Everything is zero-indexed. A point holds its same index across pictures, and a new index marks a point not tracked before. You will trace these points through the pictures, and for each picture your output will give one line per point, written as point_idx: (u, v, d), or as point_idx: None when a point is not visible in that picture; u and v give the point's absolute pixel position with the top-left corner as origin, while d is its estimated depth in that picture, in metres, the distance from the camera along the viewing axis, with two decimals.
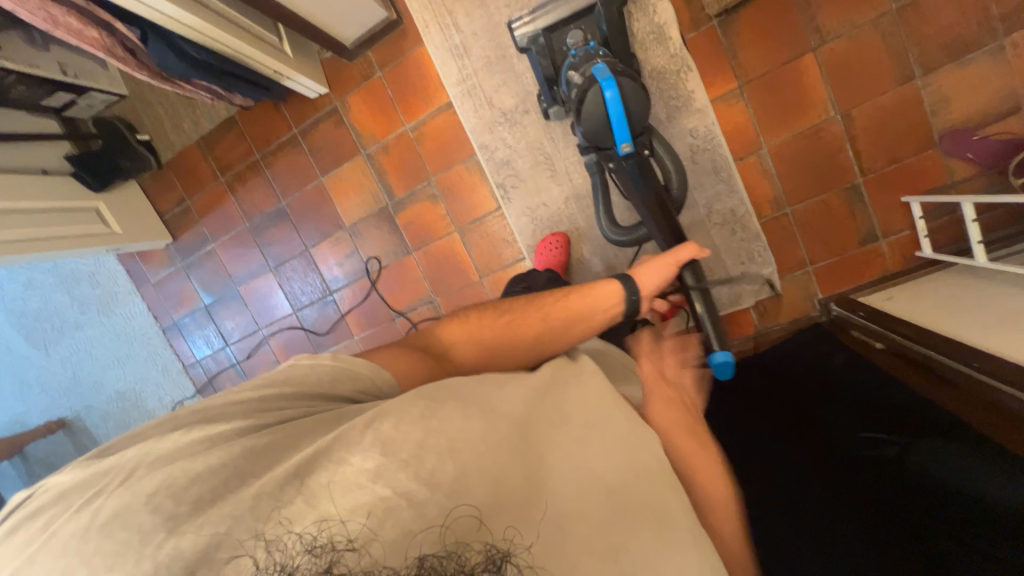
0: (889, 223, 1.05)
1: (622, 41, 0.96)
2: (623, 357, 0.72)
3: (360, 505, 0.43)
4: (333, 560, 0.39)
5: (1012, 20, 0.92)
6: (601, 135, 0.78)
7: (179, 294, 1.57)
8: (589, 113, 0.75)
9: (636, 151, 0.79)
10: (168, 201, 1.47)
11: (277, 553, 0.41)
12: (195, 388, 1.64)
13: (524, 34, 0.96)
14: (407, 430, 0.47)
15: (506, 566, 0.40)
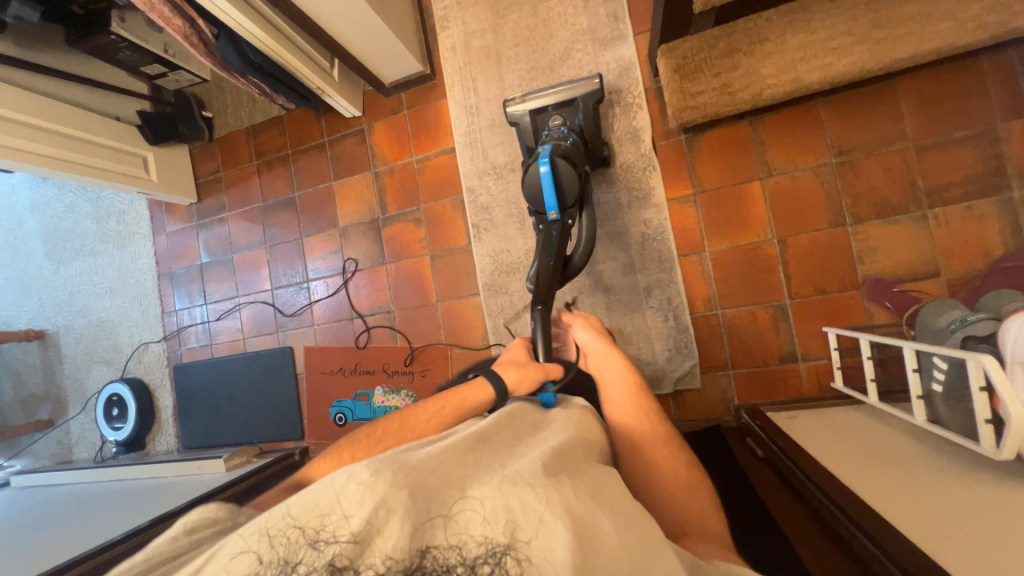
0: (808, 347, 1.11)
1: (593, 134, 1.13)
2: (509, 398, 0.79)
3: (291, 541, 0.44)
4: (334, 556, 0.42)
5: (936, 195, 1.04)
6: (536, 198, 0.97)
7: (184, 248, 1.75)
8: (528, 179, 0.97)
9: (561, 220, 0.95)
10: (206, 169, 1.71)
11: (278, 548, 0.44)
12: (163, 334, 1.76)
13: (515, 110, 1.13)
14: (296, 503, 0.47)
15: (507, 559, 0.44)
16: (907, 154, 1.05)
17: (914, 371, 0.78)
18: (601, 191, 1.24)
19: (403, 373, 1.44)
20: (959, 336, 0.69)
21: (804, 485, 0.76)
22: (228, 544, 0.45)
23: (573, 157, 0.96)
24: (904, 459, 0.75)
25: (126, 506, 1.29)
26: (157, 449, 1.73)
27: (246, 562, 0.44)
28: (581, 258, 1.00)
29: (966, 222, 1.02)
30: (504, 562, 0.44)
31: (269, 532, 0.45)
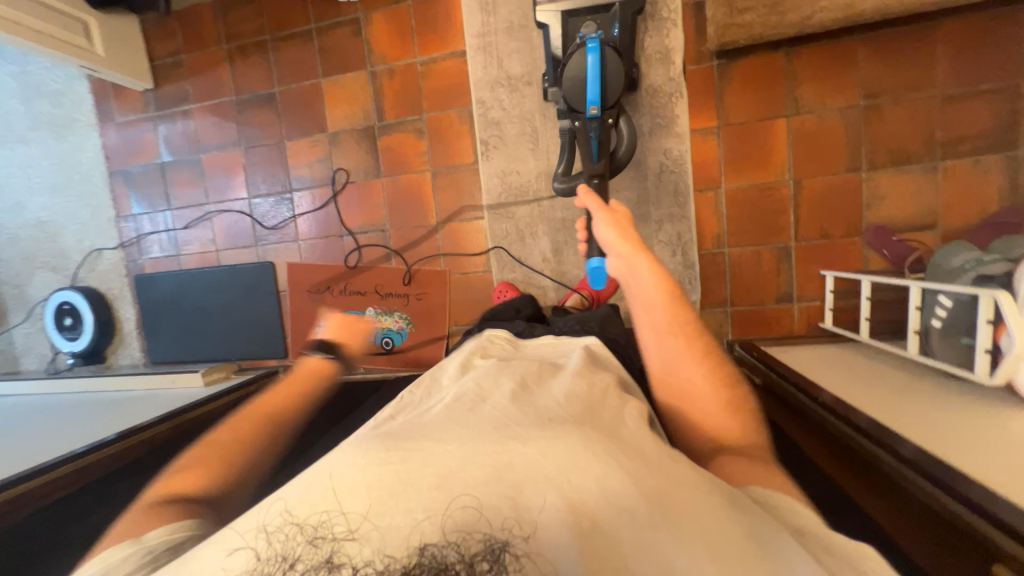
0: (804, 290, 1.16)
1: (627, 50, 1.04)
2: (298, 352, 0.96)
3: (290, 528, 0.47)
4: (333, 551, 0.45)
5: (950, 148, 1.05)
6: (577, 90, 0.95)
7: (140, 143, 1.53)
8: (572, 66, 0.95)
9: (601, 117, 0.95)
10: (163, 49, 1.46)
11: (275, 543, 0.47)
12: (119, 240, 1.58)
13: (546, 10, 1.02)
14: (298, 494, 0.49)
15: (505, 556, 0.44)
16: (933, 103, 1.05)
17: (917, 308, 0.82)
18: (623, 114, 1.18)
19: (397, 295, 1.38)
20: (973, 274, 0.73)
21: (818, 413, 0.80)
22: (228, 537, 0.49)
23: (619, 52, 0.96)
24: (896, 388, 0.82)
25: (93, 418, 1.21)
26: (120, 363, 1.62)
27: (246, 558, 0.47)
28: (625, 154, 1.00)
29: (971, 178, 1.05)
30: (502, 559, 0.44)
31: (266, 528, 0.48)
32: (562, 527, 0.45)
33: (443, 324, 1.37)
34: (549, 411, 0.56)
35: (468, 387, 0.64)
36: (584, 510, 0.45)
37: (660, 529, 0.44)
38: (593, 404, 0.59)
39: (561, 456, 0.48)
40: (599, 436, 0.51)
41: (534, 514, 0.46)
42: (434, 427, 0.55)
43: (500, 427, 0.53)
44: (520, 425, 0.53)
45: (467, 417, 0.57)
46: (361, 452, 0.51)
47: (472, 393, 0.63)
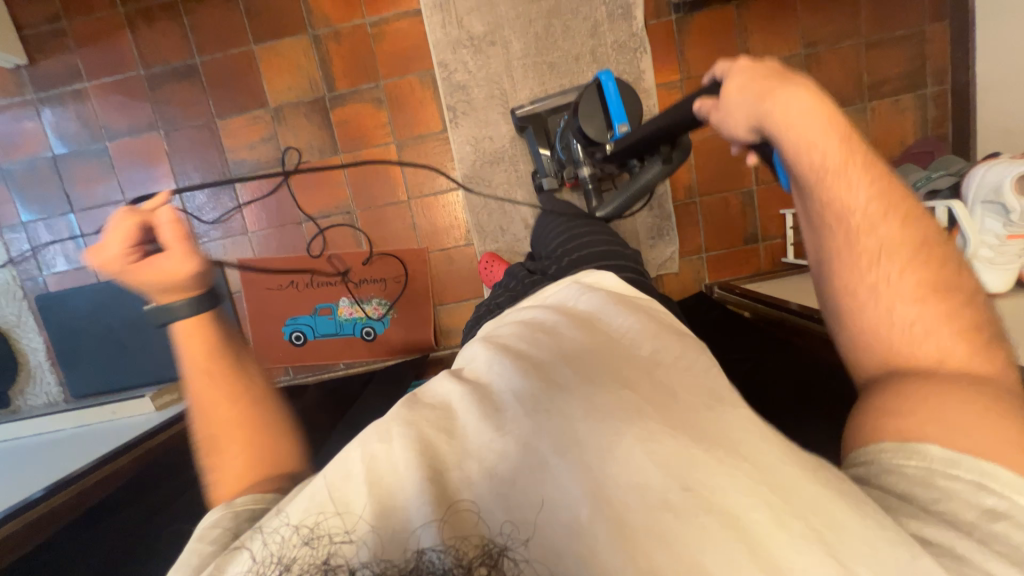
0: (767, 229, 1.26)
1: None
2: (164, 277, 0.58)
3: (278, 537, 0.38)
4: (328, 553, 0.35)
5: (874, 89, 1.19)
6: (598, 120, 0.94)
7: (19, 134, 1.25)
8: (586, 103, 0.95)
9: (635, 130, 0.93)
10: (35, 15, 1.19)
11: (272, 546, 0.37)
12: (7, 256, 1.30)
13: (525, 115, 1.14)
14: (303, 491, 0.41)
15: (502, 561, 0.33)
16: (859, 49, 1.17)
17: None
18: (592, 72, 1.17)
19: (372, 280, 1.29)
20: (926, 190, 0.85)
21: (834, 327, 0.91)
22: (235, 545, 0.40)
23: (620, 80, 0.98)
24: None
25: (19, 467, 1.01)
26: (30, 404, 1.35)
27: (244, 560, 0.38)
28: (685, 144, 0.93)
29: (893, 115, 1.20)
30: (502, 565, 0.33)
31: (268, 526, 0.39)
32: (567, 522, 0.35)
33: (427, 305, 1.31)
34: (558, 372, 0.46)
35: (480, 359, 0.52)
36: (593, 488, 0.36)
37: (687, 510, 0.34)
38: (603, 359, 0.47)
39: (559, 430, 0.39)
40: (612, 399, 0.42)
41: (531, 510, 0.36)
42: (425, 412, 0.44)
43: (500, 406, 0.43)
44: (522, 397, 0.43)
45: (474, 393, 0.46)
46: (372, 436, 0.42)
47: (484, 359, 0.51)
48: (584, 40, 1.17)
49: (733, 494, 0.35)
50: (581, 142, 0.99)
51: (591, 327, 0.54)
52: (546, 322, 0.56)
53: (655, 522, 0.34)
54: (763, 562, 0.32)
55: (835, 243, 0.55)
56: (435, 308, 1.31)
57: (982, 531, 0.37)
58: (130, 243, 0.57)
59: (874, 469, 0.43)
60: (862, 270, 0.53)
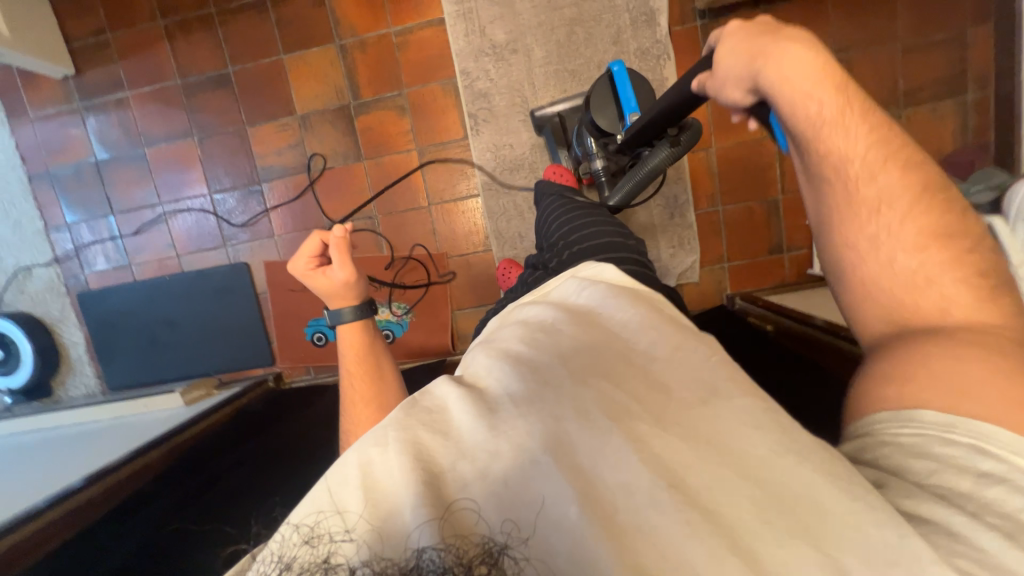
0: (793, 239, 1.22)
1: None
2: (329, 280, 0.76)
3: (275, 535, 0.37)
4: (329, 552, 0.35)
5: (911, 96, 1.14)
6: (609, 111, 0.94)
7: (66, 140, 1.32)
8: (598, 95, 0.95)
9: None
10: (82, 28, 1.26)
11: (272, 544, 0.37)
12: (53, 255, 1.38)
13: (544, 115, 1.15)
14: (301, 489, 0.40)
15: (503, 560, 0.33)
16: (895, 54, 1.13)
17: None
18: None
19: (391, 284, 1.31)
20: None
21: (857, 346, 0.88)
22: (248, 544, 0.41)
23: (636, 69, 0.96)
24: None
25: (57, 456, 1.07)
26: (70, 395, 1.43)
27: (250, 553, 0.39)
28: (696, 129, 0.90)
29: (930, 123, 1.15)
30: (502, 565, 0.33)
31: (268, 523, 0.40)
32: (560, 521, 0.34)
33: (444, 311, 1.32)
34: (556, 375, 0.43)
35: (480, 362, 0.50)
36: (586, 490, 0.35)
37: (675, 512, 0.33)
38: (603, 361, 0.45)
39: (551, 434, 0.38)
40: (605, 403, 0.40)
41: (531, 511, 0.34)
42: (420, 415, 0.42)
43: (496, 408, 0.42)
44: (518, 401, 0.41)
45: (470, 398, 0.44)
46: (371, 434, 0.41)
47: (484, 362, 0.49)
48: (607, 47, 1.16)
49: (722, 496, 0.34)
50: (594, 133, 1.00)
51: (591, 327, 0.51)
52: (546, 320, 0.53)
53: (646, 525, 0.33)
54: (750, 563, 0.31)
55: (835, 206, 0.52)
56: (453, 313, 1.33)
57: (977, 501, 0.34)
58: (312, 258, 0.77)
59: (871, 441, 0.42)
60: (864, 223, 0.50)
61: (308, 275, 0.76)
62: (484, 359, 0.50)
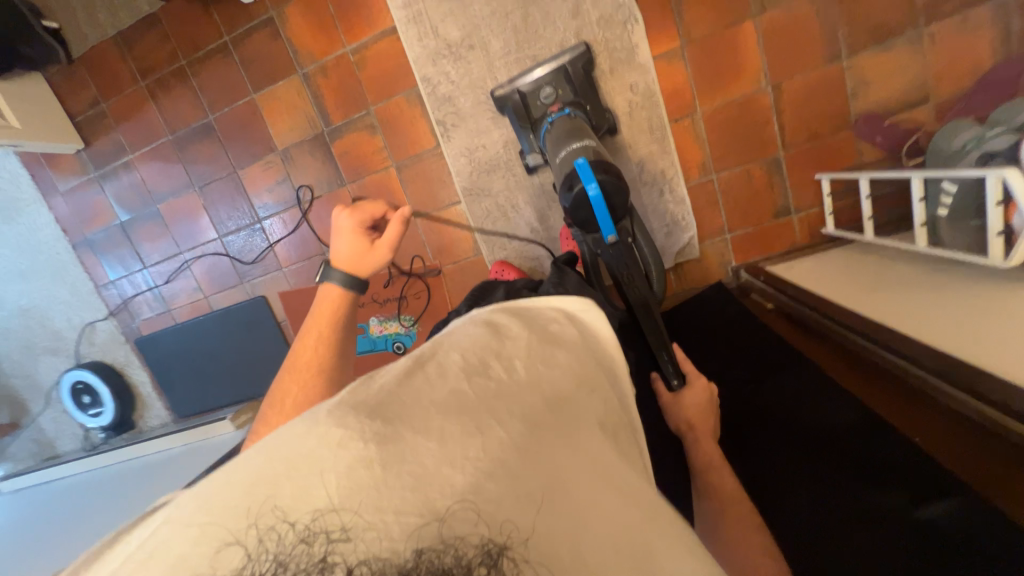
0: (801, 198, 1.11)
1: (591, 101, 1.06)
2: (356, 242, 0.78)
3: (265, 520, 0.34)
4: (324, 551, 0.33)
5: (932, 10, 0.97)
6: (582, 227, 0.79)
7: (92, 207, 1.46)
8: (567, 210, 0.77)
9: (622, 240, 0.80)
10: (80, 102, 1.36)
11: (265, 542, 0.33)
12: (107, 310, 1.56)
13: (502, 97, 1.06)
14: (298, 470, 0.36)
15: (502, 561, 0.33)
16: None
17: (920, 201, 0.79)
18: (580, 45, 1.04)
19: (395, 299, 1.36)
20: (976, 154, 0.71)
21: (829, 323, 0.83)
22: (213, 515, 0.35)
23: (612, 164, 0.76)
24: (905, 285, 0.81)
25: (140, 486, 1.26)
26: (150, 425, 1.65)
27: (234, 555, 0.33)
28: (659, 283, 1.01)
29: (962, 37, 0.97)
30: (502, 567, 0.33)
31: (253, 523, 0.34)
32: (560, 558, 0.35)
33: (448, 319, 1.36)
34: (540, 411, 0.44)
35: (451, 360, 0.47)
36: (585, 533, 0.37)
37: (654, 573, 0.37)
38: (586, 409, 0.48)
39: (554, 479, 0.40)
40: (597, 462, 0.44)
41: (535, 515, 0.37)
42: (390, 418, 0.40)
43: (483, 425, 0.40)
44: (509, 427, 0.41)
45: (449, 408, 0.41)
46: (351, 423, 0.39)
47: (459, 365, 0.46)
48: (567, 23, 1.08)
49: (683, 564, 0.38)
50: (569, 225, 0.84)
51: (572, 365, 0.52)
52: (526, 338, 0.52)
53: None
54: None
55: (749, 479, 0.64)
56: None
57: None
58: (365, 220, 0.80)
59: None
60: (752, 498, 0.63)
61: (353, 237, 0.78)
62: (456, 360, 0.47)
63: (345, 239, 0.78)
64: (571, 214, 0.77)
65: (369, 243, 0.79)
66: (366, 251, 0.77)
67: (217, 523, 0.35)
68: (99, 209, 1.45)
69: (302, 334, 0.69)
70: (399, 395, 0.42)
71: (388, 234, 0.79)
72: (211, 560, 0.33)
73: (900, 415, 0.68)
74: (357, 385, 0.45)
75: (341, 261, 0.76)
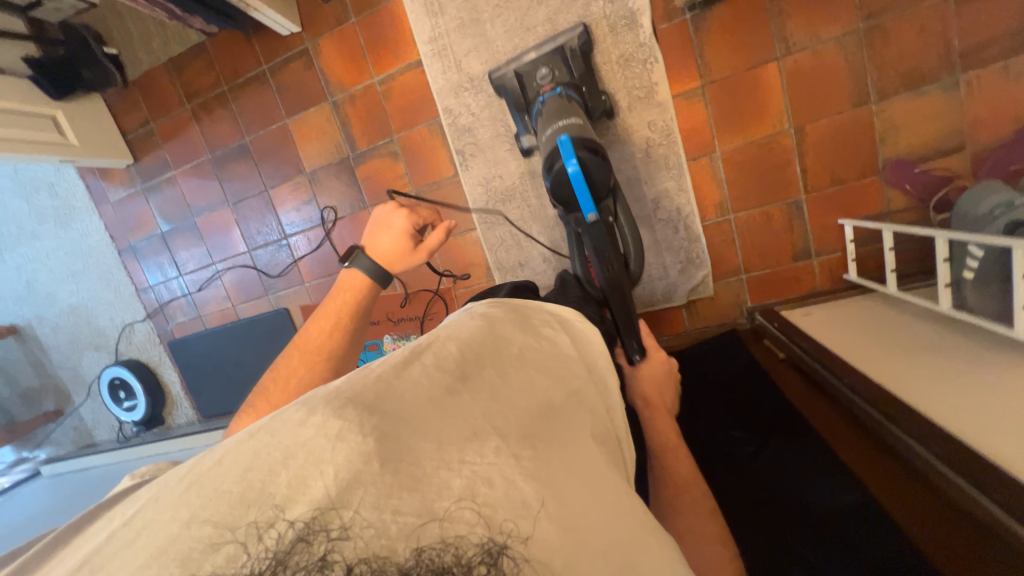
0: (823, 243, 1.08)
1: (588, 84, 1.04)
2: (398, 240, 0.75)
3: (262, 517, 0.34)
4: (326, 548, 0.32)
5: (971, 56, 0.92)
6: (565, 201, 0.84)
7: (138, 217, 1.57)
8: (552, 182, 0.82)
9: (603, 219, 0.85)
10: (132, 121, 1.47)
11: (265, 540, 0.32)
12: (146, 312, 1.67)
13: (500, 78, 1.07)
14: (299, 458, 0.36)
15: (502, 559, 0.33)
16: (946, 8, 0.91)
17: (945, 261, 0.75)
18: (580, 25, 1.04)
19: (409, 318, 1.40)
20: (1003, 220, 0.67)
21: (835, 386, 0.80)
22: (204, 515, 0.34)
23: (596, 144, 0.81)
24: (923, 347, 0.78)
25: None
26: (177, 421, 1.75)
27: (230, 556, 0.32)
28: (637, 262, 0.93)
29: (1005, 85, 0.92)
30: (502, 564, 0.33)
31: (252, 520, 0.33)
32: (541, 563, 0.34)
33: None
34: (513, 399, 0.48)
35: (449, 354, 0.51)
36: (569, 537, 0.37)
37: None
38: (577, 420, 0.50)
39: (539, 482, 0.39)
40: (588, 468, 0.44)
41: (530, 516, 0.37)
42: (388, 407, 0.42)
43: (477, 428, 0.42)
44: (501, 428, 0.43)
45: (443, 404, 0.44)
46: (349, 412, 0.40)
47: (455, 361, 0.50)
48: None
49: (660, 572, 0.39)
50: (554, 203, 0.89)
51: (559, 373, 0.56)
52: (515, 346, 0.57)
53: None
54: None
55: None
56: None
57: None
58: (410, 218, 0.77)
59: None
60: None
61: (401, 235, 0.76)
62: (450, 354, 0.51)
63: (386, 235, 0.75)
64: (555, 189, 0.83)
65: (414, 245, 0.77)
66: (405, 252, 0.76)
67: (209, 520, 0.33)
68: (142, 220, 1.56)
69: (316, 314, 0.67)
70: (418, 388, 0.45)
71: (431, 239, 0.78)
72: (207, 553, 0.32)
73: (892, 501, 0.64)
74: (357, 372, 0.48)
75: (379, 256, 0.73)
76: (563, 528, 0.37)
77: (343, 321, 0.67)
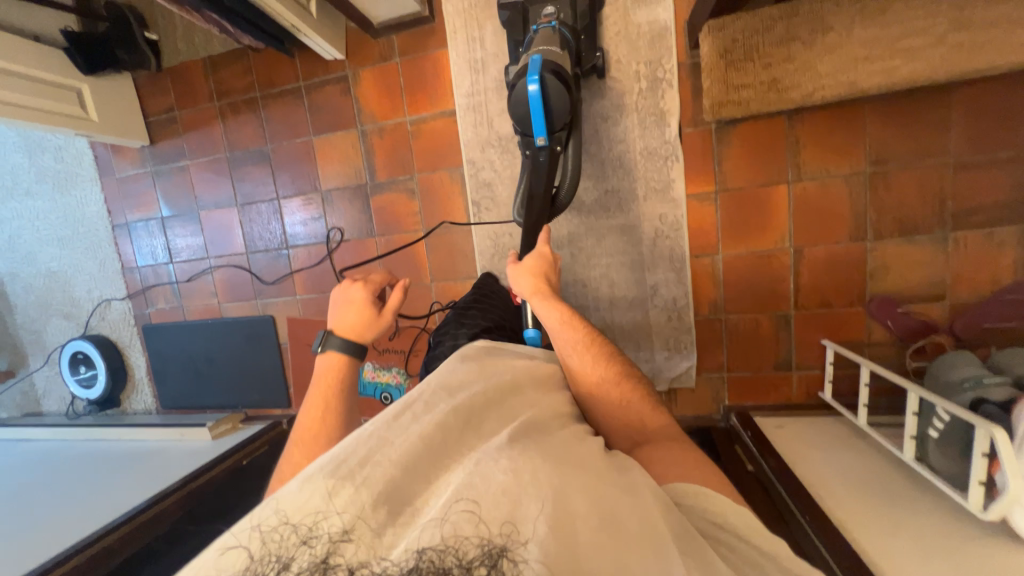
0: (804, 358, 1.12)
1: (586, 34, 1.04)
2: (360, 312, 0.77)
3: (273, 535, 0.38)
4: (328, 551, 0.36)
5: (962, 218, 0.99)
6: (521, 121, 0.90)
7: (140, 197, 1.55)
8: (514, 96, 0.89)
9: (549, 146, 0.91)
10: (157, 106, 1.47)
11: (272, 543, 0.38)
12: (127, 291, 1.63)
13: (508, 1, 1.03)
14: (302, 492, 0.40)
15: (502, 561, 0.35)
16: (944, 170, 0.99)
17: (914, 414, 0.78)
18: None
19: (393, 350, 1.39)
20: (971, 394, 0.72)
21: (793, 514, 0.83)
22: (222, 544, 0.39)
23: (564, 73, 0.87)
24: (880, 491, 0.82)
25: (109, 478, 1.28)
26: (133, 407, 1.69)
27: (237, 558, 0.37)
28: (567, 193, 0.98)
29: (987, 249, 0.99)
30: (501, 565, 0.35)
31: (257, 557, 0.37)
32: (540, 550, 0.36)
33: None
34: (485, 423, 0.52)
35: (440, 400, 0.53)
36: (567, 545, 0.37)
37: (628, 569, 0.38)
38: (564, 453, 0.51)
39: (531, 493, 0.40)
40: (583, 478, 0.45)
41: (529, 517, 0.38)
42: (386, 450, 0.44)
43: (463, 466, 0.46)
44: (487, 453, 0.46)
45: (435, 443, 0.47)
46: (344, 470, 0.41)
47: (445, 402, 0.52)
48: (606, 110, 1.12)
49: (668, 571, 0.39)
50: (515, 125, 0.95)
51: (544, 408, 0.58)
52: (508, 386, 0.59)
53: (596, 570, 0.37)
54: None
55: None
56: None
57: None
58: (365, 288, 0.81)
59: None
60: None
61: (362, 307, 0.78)
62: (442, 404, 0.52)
63: (345, 312, 0.78)
64: (516, 105, 0.89)
65: (377, 311, 0.79)
66: (367, 322, 0.77)
67: (224, 558, 0.37)
68: (144, 202, 1.54)
69: (309, 401, 0.68)
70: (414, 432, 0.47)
71: (389, 301, 0.80)
72: None
73: None
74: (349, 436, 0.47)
75: (343, 334, 0.75)
76: (557, 535, 0.38)
77: (333, 403, 0.68)
